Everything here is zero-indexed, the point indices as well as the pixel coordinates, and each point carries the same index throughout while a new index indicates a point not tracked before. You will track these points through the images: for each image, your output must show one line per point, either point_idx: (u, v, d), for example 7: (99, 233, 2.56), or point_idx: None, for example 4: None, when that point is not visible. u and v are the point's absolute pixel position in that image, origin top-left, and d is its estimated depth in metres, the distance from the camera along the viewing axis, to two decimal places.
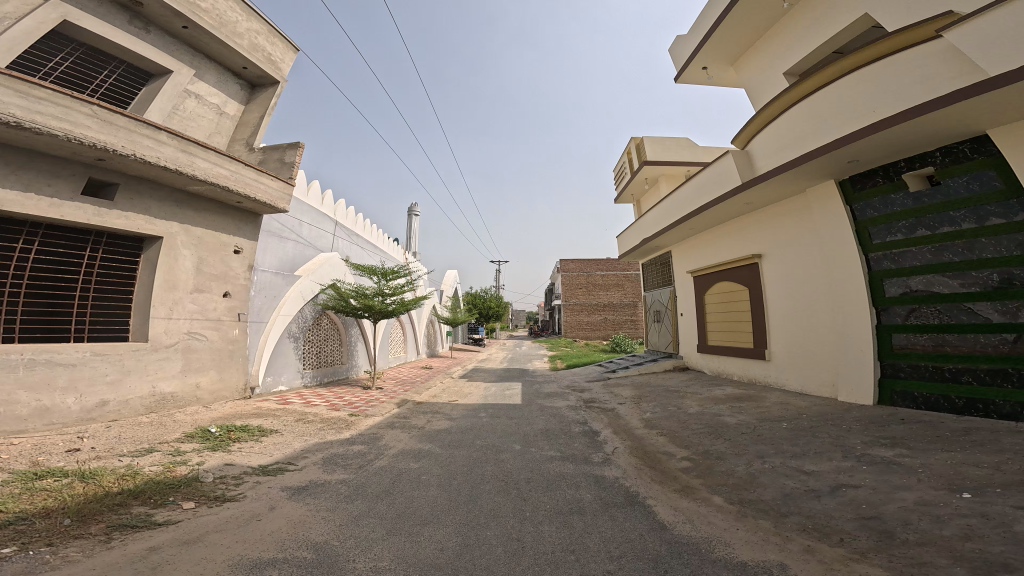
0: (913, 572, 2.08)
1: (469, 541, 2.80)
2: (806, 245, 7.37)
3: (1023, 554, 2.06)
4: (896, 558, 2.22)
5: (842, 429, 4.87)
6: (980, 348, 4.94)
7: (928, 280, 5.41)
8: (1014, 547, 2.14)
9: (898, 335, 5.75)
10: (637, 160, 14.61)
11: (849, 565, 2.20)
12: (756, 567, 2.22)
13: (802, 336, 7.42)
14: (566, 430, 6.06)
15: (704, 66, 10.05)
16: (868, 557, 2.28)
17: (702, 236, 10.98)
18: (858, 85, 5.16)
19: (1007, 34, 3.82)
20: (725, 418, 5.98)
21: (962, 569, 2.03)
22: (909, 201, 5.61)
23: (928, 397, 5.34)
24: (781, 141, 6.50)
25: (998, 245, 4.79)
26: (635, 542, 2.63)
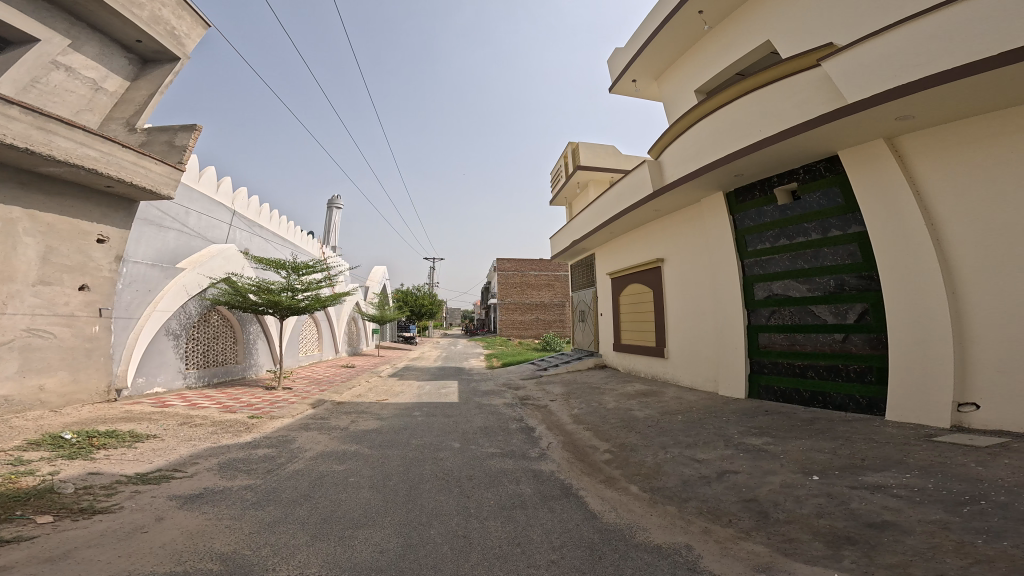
0: (786, 546, 2.55)
1: (412, 541, 2.79)
2: (700, 252, 8.33)
3: (860, 529, 2.63)
4: (772, 536, 2.69)
5: (722, 420, 5.68)
6: (820, 347, 5.99)
7: (786, 285, 6.44)
8: (853, 522, 2.72)
9: (763, 335, 6.82)
10: (571, 164, 15.34)
11: (739, 542, 2.63)
12: (669, 550, 2.54)
13: (694, 335, 8.40)
14: (503, 427, 6.21)
15: (633, 79, 10.80)
16: (751, 535, 2.73)
17: (619, 242, 11.89)
18: (757, 103, 5.88)
19: (872, 65, 4.52)
20: (635, 412, 6.61)
21: (820, 543, 2.54)
22: (777, 213, 6.60)
23: (783, 390, 6.44)
24: (688, 152, 7.23)
25: (836, 252, 5.78)
26: (573, 532, 2.83)
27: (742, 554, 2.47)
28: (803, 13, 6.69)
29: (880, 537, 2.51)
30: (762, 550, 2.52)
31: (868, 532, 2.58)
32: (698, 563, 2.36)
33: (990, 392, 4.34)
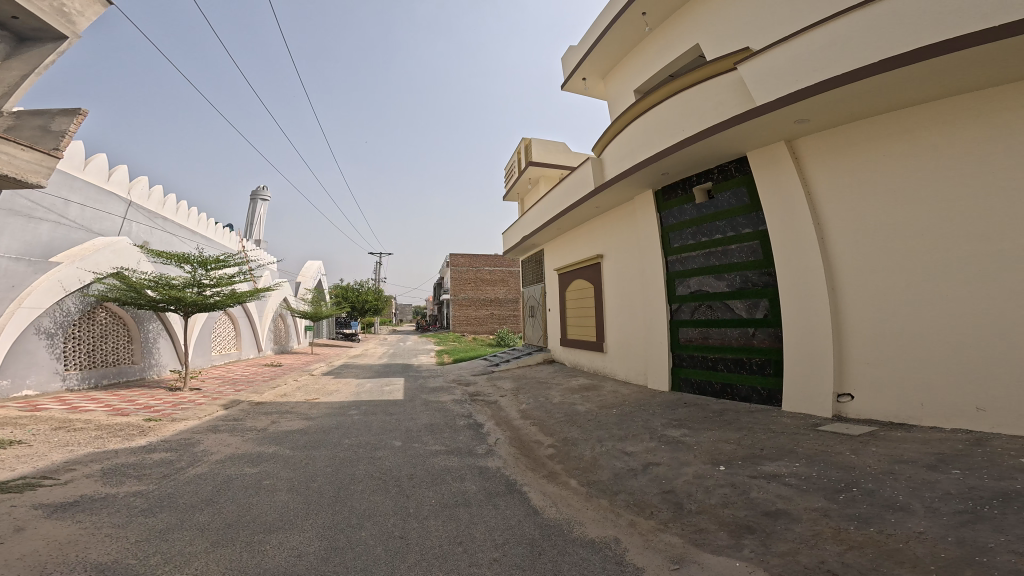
0: (697, 536, 2.80)
1: (336, 544, 2.65)
2: (632, 250, 8.78)
3: (758, 517, 2.97)
4: (686, 526, 2.94)
5: (649, 413, 6.10)
6: (728, 340, 6.56)
7: (701, 281, 6.96)
8: (751, 511, 3.06)
9: (684, 330, 7.32)
10: (524, 160, 15.46)
11: (658, 534, 2.83)
12: (601, 544, 2.66)
13: (628, 331, 8.87)
14: (451, 424, 6.14)
15: (584, 78, 11.08)
16: (669, 526, 2.95)
17: (565, 238, 12.22)
18: (684, 104, 6.35)
19: (775, 72, 5.08)
20: (578, 407, 6.85)
21: (724, 532, 2.83)
22: (695, 211, 7.09)
23: (700, 382, 7.00)
24: (626, 150, 7.63)
25: (742, 250, 6.35)
26: (515, 529, 2.88)
27: (661, 546, 2.67)
28: (730, 33, 7.20)
29: (774, 525, 2.84)
30: (677, 541, 2.73)
31: (763, 520, 2.92)
32: (623, 555, 2.51)
33: (861, 383, 4.96)
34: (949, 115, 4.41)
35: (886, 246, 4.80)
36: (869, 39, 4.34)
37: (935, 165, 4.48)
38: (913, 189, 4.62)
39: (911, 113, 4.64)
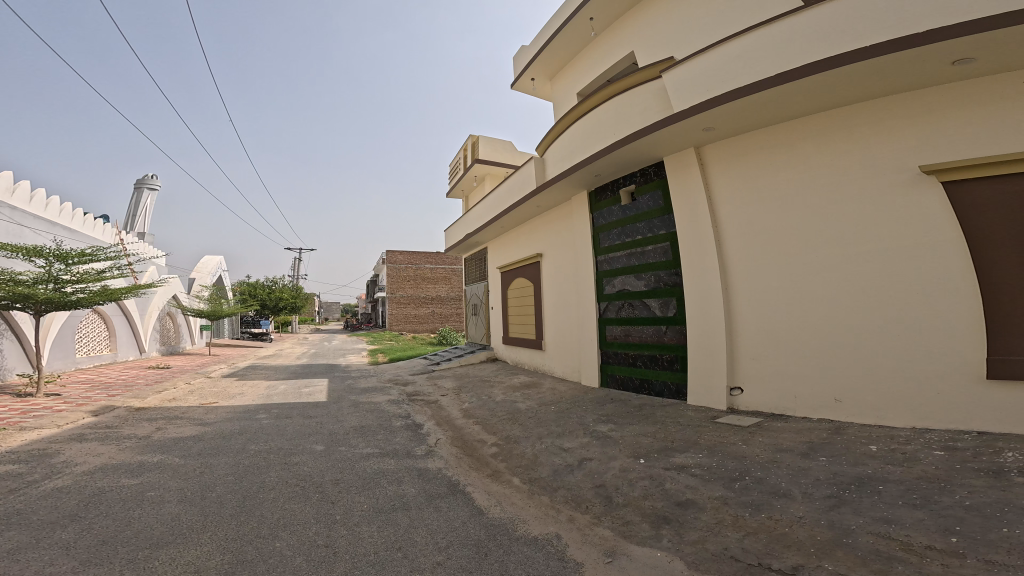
0: (626, 528, 3.09)
1: (243, 556, 2.55)
2: (569, 251, 9.17)
3: (673, 508, 3.34)
4: (615, 519, 3.22)
5: (583, 409, 6.46)
6: (645, 337, 7.05)
7: (624, 280, 7.39)
8: (667, 502, 3.44)
9: (611, 328, 7.74)
10: (470, 158, 15.41)
11: (592, 528, 3.07)
12: (543, 540, 2.85)
13: (564, 329, 9.27)
14: (385, 426, 5.99)
15: (532, 79, 10.31)
16: (601, 520, 3.21)
17: (507, 236, 12.37)
18: (619, 108, 6.67)
19: (693, 82, 5.49)
20: (519, 404, 7.04)
21: (645, 523, 3.17)
22: (621, 212, 7.47)
23: (623, 378, 7.48)
24: (567, 151, 7.90)
25: (656, 250, 6.85)
26: (459, 530, 2.95)
27: (596, 539, 2.91)
28: (659, 41, 7.07)
29: (685, 515, 3.23)
30: (610, 535, 2.99)
31: (677, 510, 3.29)
32: (564, 551, 2.71)
33: (749, 379, 5.64)
34: (830, 137, 4.99)
35: (774, 256, 5.44)
36: (762, 67, 4.88)
37: (812, 187, 5.13)
38: (796, 206, 5.26)
39: (796, 136, 5.25)
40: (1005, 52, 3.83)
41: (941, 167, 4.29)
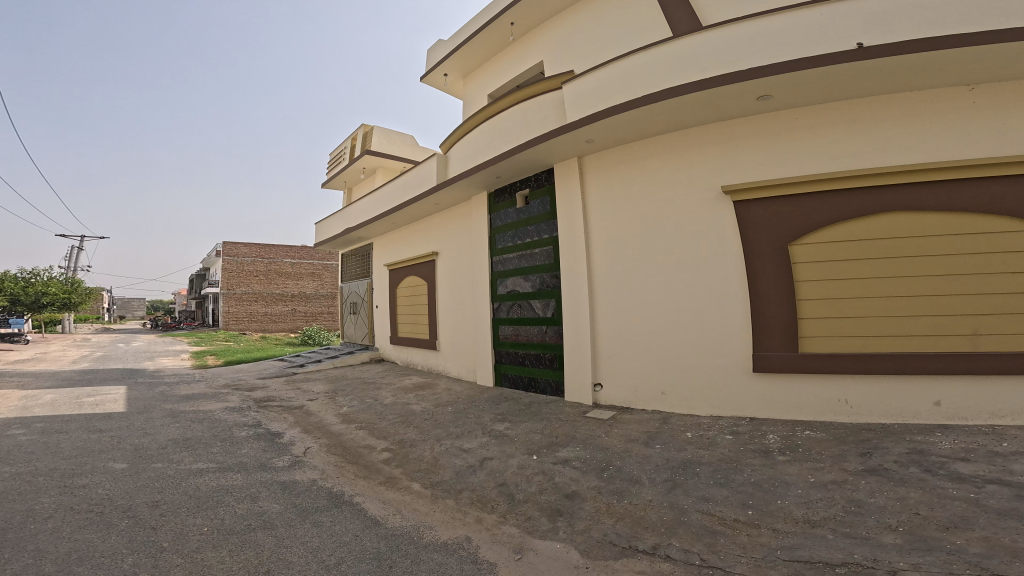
0: (530, 524, 3.22)
1: None
2: (467, 251, 9.07)
3: (563, 499, 3.57)
4: (520, 516, 3.33)
5: (481, 409, 6.42)
6: (533, 336, 7.17)
7: (515, 281, 7.47)
8: (558, 495, 3.65)
9: (504, 327, 7.75)
10: (360, 147, 14.40)
11: (500, 526, 3.15)
12: (453, 545, 2.83)
13: (460, 329, 9.16)
14: (225, 436, 5.18)
15: (444, 74, 9.79)
16: (507, 518, 3.29)
17: (398, 234, 11.78)
18: (517, 116, 6.83)
19: (577, 99, 5.80)
20: (413, 406, 6.77)
21: (544, 517, 3.34)
22: (515, 215, 7.55)
23: (513, 376, 7.52)
24: (470, 152, 7.89)
25: (542, 253, 7.04)
26: (352, 545, 2.74)
27: (504, 538, 2.98)
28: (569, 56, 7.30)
29: (573, 506, 3.48)
30: (516, 532, 3.09)
31: (568, 502, 3.53)
32: (477, 554, 2.74)
33: (606, 374, 6.11)
34: (676, 163, 5.64)
35: (620, 260, 6.06)
36: (627, 81, 5.36)
37: (651, 198, 5.82)
38: (637, 216, 5.94)
39: (645, 147, 5.86)
40: (786, 92, 4.73)
41: (740, 184, 5.16)
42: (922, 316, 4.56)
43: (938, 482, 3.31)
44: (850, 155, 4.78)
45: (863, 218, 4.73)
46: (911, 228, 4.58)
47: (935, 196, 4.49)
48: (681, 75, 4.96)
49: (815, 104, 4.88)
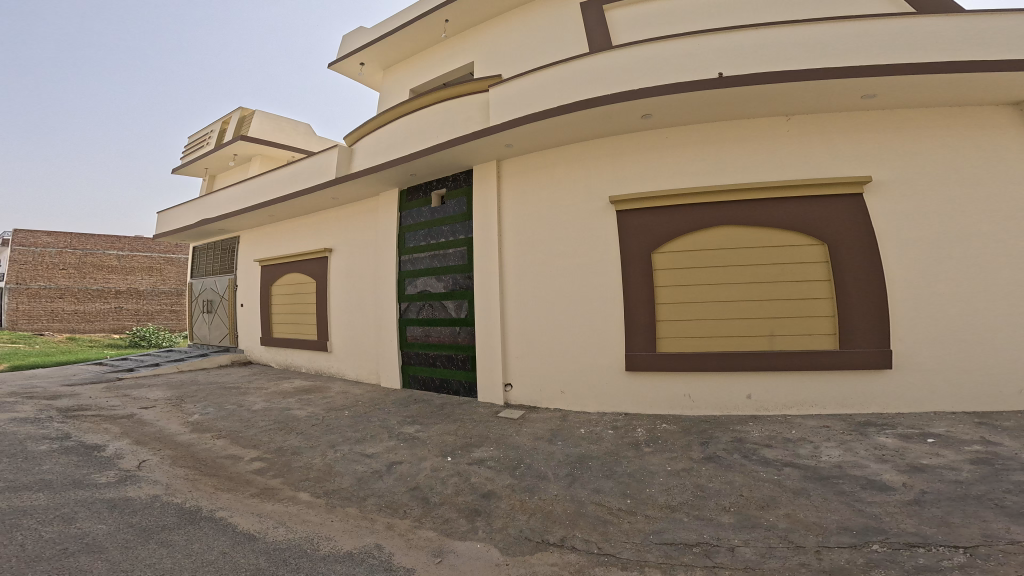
0: (447, 528, 2.97)
1: None
2: (371, 241, 7.98)
3: (482, 499, 3.36)
4: (437, 520, 3.06)
5: (385, 411, 5.49)
6: (444, 338, 6.22)
7: (425, 282, 6.48)
8: (474, 495, 3.41)
9: (410, 328, 6.69)
10: (234, 132, 12.96)
11: (415, 531, 2.88)
12: (360, 554, 2.50)
13: (360, 326, 7.98)
14: (11, 453, 3.94)
15: (362, 62, 8.24)
16: (423, 522, 3.02)
17: (275, 227, 10.43)
18: (419, 119, 6.29)
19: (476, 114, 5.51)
20: (294, 411, 5.60)
21: (462, 518, 3.11)
22: (429, 215, 6.55)
23: (424, 378, 6.51)
24: (376, 149, 7.27)
25: (456, 254, 6.14)
26: (219, 565, 2.27)
27: (420, 543, 2.74)
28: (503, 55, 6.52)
29: (490, 505, 3.28)
30: (433, 535, 2.86)
31: (487, 501, 3.34)
32: (390, 561, 2.47)
33: (518, 371, 5.28)
34: (552, 157, 5.06)
35: (515, 255, 5.29)
36: (544, 89, 4.63)
37: (545, 197, 5.11)
38: (528, 212, 5.21)
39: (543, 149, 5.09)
40: (666, 110, 4.30)
41: (628, 196, 4.64)
42: (731, 317, 4.49)
43: (753, 466, 3.57)
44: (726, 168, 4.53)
45: (697, 231, 4.55)
46: (728, 237, 4.50)
47: (753, 211, 4.47)
48: (580, 88, 4.45)
49: (697, 122, 4.57)
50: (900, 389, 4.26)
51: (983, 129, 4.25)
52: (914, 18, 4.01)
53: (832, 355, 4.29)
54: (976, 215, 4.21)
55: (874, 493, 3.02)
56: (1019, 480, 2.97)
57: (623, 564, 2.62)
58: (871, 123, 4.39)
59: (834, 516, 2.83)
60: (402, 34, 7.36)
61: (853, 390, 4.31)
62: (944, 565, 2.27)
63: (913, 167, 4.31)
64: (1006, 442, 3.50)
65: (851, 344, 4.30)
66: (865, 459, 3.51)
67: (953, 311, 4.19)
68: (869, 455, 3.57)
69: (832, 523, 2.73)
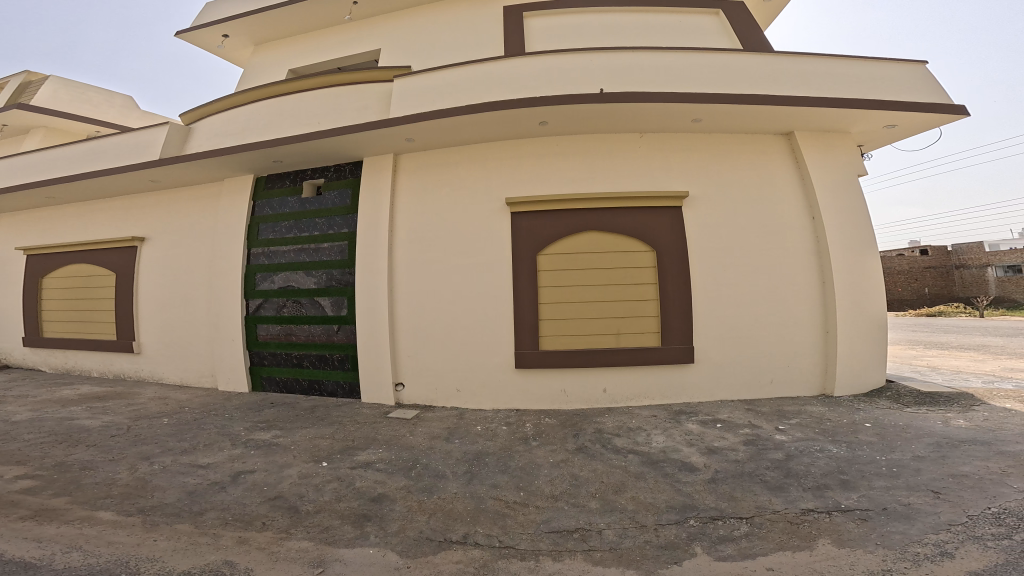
0: (326, 536, 2.44)
1: None
2: (207, 226, 6.49)
3: (371, 504, 2.87)
4: (312, 528, 2.50)
5: (224, 417, 4.47)
6: (311, 336, 5.60)
7: (287, 277, 5.76)
8: (361, 500, 2.90)
9: (261, 327, 5.88)
10: (11, 100, 9.83)
11: (282, 543, 2.31)
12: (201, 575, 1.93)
13: (183, 323, 6.41)
14: None
15: (224, 33, 7.20)
16: (292, 533, 2.43)
17: (52, 211, 7.74)
18: (298, 102, 5.69)
19: (371, 104, 5.27)
20: (80, 421, 4.14)
21: (348, 525, 2.60)
22: (296, 205, 5.84)
23: (284, 380, 5.75)
24: (228, 128, 6.16)
25: (330, 250, 5.54)
26: None
27: (292, 555, 2.19)
28: (404, 45, 6.26)
29: (382, 508, 2.84)
30: (307, 544, 2.34)
31: (375, 505, 2.87)
32: None
33: (409, 370, 5.00)
34: (445, 160, 5.03)
35: (407, 253, 5.07)
36: (457, 88, 4.63)
37: (438, 194, 5.03)
38: (423, 209, 5.06)
39: (447, 145, 4.99)
40: (562, 120, 4.43)
41: (523, 198, 4.69)
42: (583, 318, 4.69)
43: (610, 454, 3.77)
44: (589, 172, 4.73)
45: (562, 236, 4.72)
46: (585, 244, 4.70)
47: (603, 219, 4.71)
48: (487, 90, 4.53)
49: (564, 128, 4.65)
50: (700, 381, 4.76)
51: (769, 155, 4.76)
52: (762, 55, 4.45)
53: (655, 351, 4.66)
54: (757, 230, 4.72)
55: (686, 474, 3.38)
56: (773, 458, 3.53)
57: (522, 554, 2.52)
58: (694, 142, 4.74)
59: (663, 495, 3.11)
60: (281, 10, 6.64)
61: (668, 383, 4.74)
62: (735, 535, 2.60)
63: (719, 185, 4.73)
64: (764, 424, 4.16)
65: (669, 342, 4.70)
66: (679, 443, 3.90)
67: (749, 320, 4.71)
68: (681, 440, 3.97)
69: (662, 503, 3.00)
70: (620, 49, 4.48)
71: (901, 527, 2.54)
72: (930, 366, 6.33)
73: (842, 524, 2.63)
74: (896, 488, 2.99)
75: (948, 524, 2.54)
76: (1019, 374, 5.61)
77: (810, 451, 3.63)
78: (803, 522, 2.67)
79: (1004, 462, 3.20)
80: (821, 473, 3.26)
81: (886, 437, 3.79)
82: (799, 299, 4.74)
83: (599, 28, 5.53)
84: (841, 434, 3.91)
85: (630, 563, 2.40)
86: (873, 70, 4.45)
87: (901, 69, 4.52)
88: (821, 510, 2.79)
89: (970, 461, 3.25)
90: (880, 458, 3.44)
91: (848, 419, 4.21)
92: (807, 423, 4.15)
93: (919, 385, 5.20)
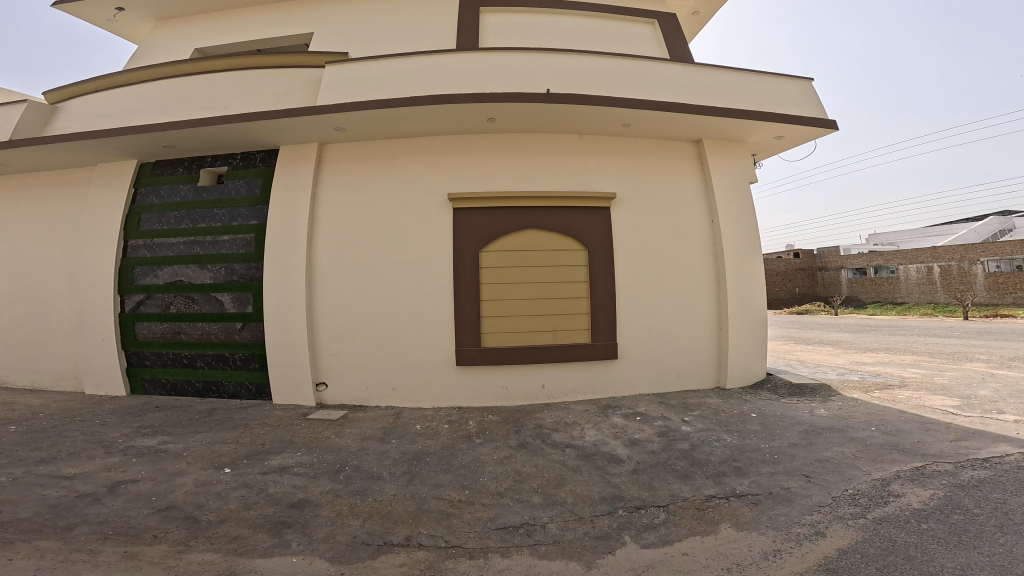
0: (235, 547, 2.09)
1: None
2: (71, 210, 5.39)
3: (292, 509, 2.50)
4: (216, 538, 2.13)
5: (93, 424, 3.75)
6: (207, 334, 4.87)
7: (174, 271, 4.99)
8: (280, 505, 2.53)
9: (140, 325, 5.01)
10: None
11: (180, 557, 1.96)
12: None
13: (34, 321, 5.27)
14: None
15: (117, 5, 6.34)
16: (193, 545, 2.06)
17: None
18: (207, 80, 5.09)
19: (300, 88, 4.93)
20: None
21: (264, 533, 2.23)
22: (191, 194, 5.14)
23: (172, 382, 4.95)
24: (110, 105, 5.27)
25: (232, 243, 4.92)
26: None
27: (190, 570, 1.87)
28: (339, 30, 5.99)
29: (305, 514, 2.48)
30: (211, 555, 2.00)
31: (297, 511, 2.49)
32: None
33: (334, 370, 4.64)
34: (381, 156, 4.86)
35: (331, 247, 4.74)
36: (396, 81, 4.55)
37: (368, 187, 4.81)
38: (353, 203, 4.80)
39: (384, 137, 4.83)
40: (507, 119, 4.61)
41: (466, 195, 4.71)
42: (520, 315, 4.76)
43: (549, 448, 3.78)
44: (528, 173, 4.92)
45: (503, 235, 4.80)
46: (525, 242, 4.83)
47: (542, 218, 4.90)
48: (430, 85, 4.53)
49: (505, 127, 4.80)
50: (623, 376, 5.05)
51: (680, 169, 5.38)
52: (683, 71, 5.09)
53: (584, 348, 4.87)
54: (671, 234, 5.27)
55: (614, 466, 3.48)
56: (683, 448, 3.80)
57: (470, 553, 2.33)
58: (618, 148, 5.20)
59: (596, 488, 3.14)
60: None
61: (596, 377, 4.95)
62: (656, 523, 2.70)
63: (642, 191, 5.23)
64: (674, 417, 4.50)
65: (597, 338, 4.94)
66: (606, 437, 4.04)
67: (670, 316, 5.20)
68: (608, 432, 4.13)
69: (595, 494, 3.04)
70: (562, 52, 4.81)
71: (785, 510, 2.82)
72: (803, 359, 7.50)
73: (738, 509, 2.86)
74: (778, 473, 3.34)
75: (818, 506, 2.86)
76: (864, 366, 6.90)
77: (709, 440, 3.97)
78: (709, 508, 2.87)
79: (855, 447, 3.77)
80: (719, 461, 3.57)
81: (768, 426, 4.31)
82: (703, 300, 5.34)
83: (546, 29, 5.90)
84: (733, 424, 4.37)
85: (573, 555, 2.36)
86: (767, 97, 5.24)
87: (790, 86, 5.39)
88: (722, 496, 3.02)
89: (832, 447, 3.78)
90: (764, 446, 3.86)
91: (738, 410, 4.74)
92: (706, 415, 4.58)
93: (791, 378, 6.16)
